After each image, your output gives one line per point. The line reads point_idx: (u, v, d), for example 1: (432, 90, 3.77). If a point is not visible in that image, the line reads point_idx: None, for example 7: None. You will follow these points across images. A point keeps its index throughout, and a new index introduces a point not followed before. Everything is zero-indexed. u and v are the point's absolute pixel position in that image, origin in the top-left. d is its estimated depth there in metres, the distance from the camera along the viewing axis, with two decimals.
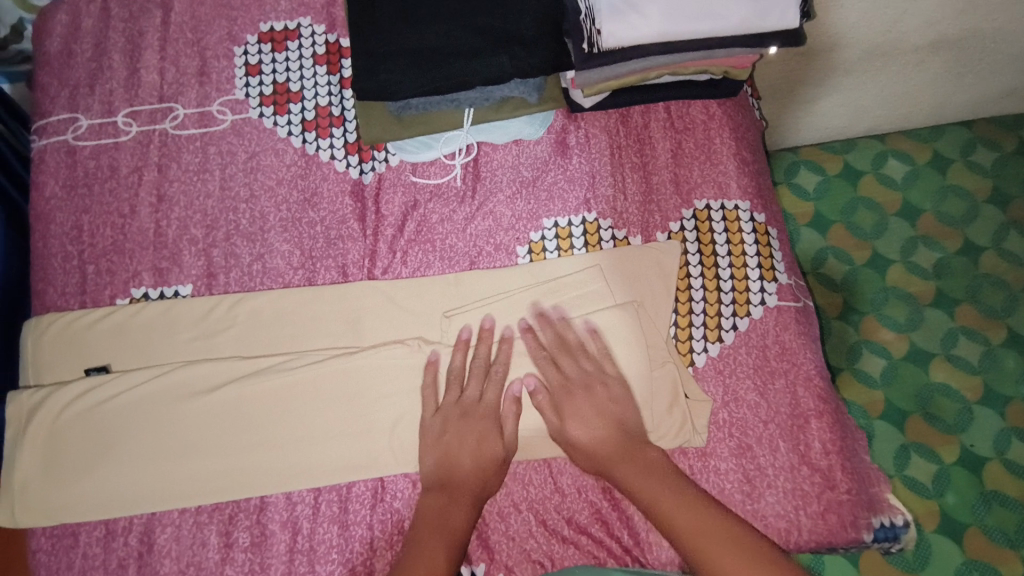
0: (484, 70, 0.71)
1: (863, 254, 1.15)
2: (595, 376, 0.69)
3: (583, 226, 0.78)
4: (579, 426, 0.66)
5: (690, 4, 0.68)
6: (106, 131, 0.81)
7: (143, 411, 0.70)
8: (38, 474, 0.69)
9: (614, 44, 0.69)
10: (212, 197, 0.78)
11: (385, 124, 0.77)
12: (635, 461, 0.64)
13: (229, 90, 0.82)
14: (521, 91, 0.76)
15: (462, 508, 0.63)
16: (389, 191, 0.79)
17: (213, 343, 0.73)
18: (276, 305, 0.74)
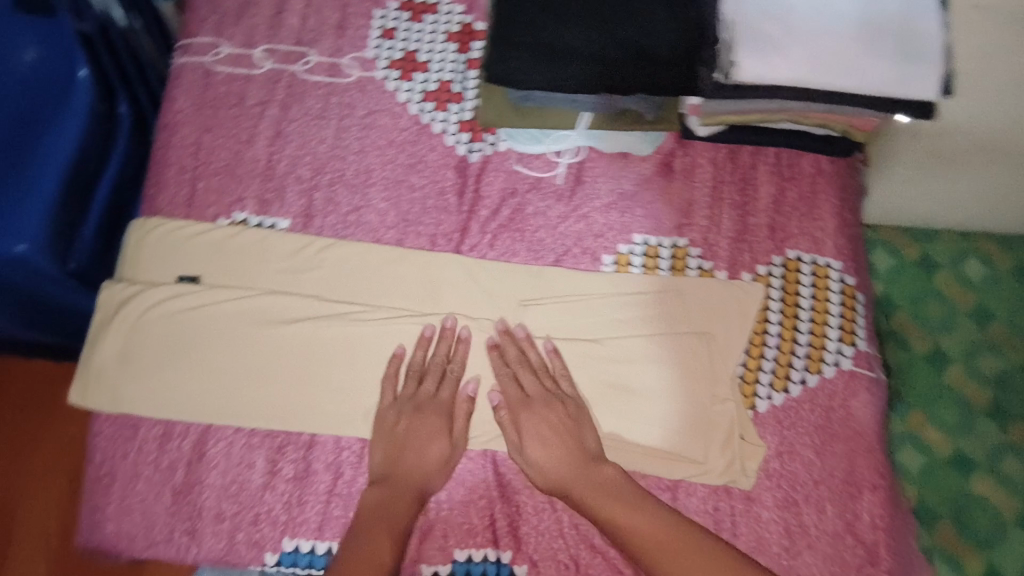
0: (615, 82, 0.71)
1: (922, 347, 1.02)
2: (553, 396, 0.70)
3: (672, 250, 0.79)
4: (541, 453, 0.68)
5: (832, 57, 0.68)
6: (242, 62, 0.83)
7: (216, 330, 0.73)
8: (114, 363, 0.72)
9: (749, 78, 0.69)
10: (325, 143, 0.81)
11: (502, 109, 0.77)
12: (591, 488, 0.65)
13: (362, 48, 0.84)
14: (641, 105, 0.74)
15: (404, 501, 0.65)
16: (492, 174, 0.80)
17: (298, 279, 0.76)
18: (364, 261, 0.77)
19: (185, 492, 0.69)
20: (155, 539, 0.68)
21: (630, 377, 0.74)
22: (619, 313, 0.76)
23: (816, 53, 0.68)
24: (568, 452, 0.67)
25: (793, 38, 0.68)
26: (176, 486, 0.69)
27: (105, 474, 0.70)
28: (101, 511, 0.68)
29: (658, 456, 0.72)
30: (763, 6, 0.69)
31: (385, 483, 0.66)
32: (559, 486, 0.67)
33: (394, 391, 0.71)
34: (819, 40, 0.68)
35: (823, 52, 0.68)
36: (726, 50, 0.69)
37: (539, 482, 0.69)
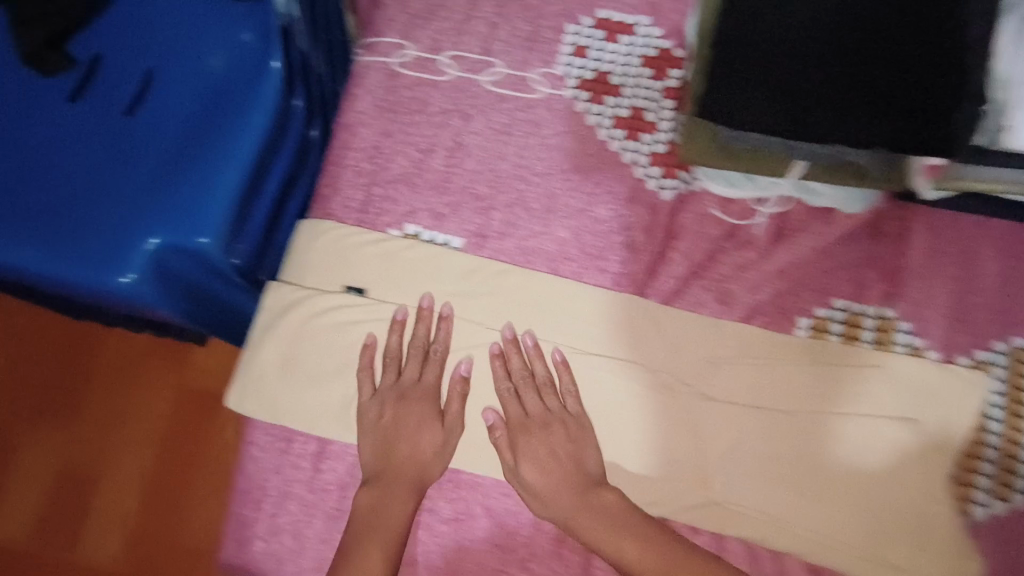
0: (850, 138, 0.65)
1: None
2: (553, 417, 0.67)
3: (878, 321, 0.71)
4: (526, 474, 0.65)
5: None
6: (428, 67, 0.80)
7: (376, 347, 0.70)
8: (277, 370, 0.69)
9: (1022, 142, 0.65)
10: (508, 161, 0.77)
11: (709, 149, 0.72)
12: (589, 515, 0.62)
13: (553, 64, 0.80)
14: (866, 159, 0.68)
15: (398, 503, 0.63)
16: (688, 214, 0.75)
17: (470, 304, 0.72)
18: (538, 293, 0.72)
19: (339, 517, 0.66)
20: (303, 566, 0.65)
21: (607, 396, 0.69)
22: (822, 386, 0.69)
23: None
24: (568, 475, 0.64)
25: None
26: (330, 510, 0.66)
27: (257, 488, 0.68)
28: (252, 528, 0.66)
29: (645, 487, 0.67)
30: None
31: (398, 486, 0.64)
32: (558, 512, 0.63)
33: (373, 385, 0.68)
34: None
35: None
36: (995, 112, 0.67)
37: (539, 512, 0.65)
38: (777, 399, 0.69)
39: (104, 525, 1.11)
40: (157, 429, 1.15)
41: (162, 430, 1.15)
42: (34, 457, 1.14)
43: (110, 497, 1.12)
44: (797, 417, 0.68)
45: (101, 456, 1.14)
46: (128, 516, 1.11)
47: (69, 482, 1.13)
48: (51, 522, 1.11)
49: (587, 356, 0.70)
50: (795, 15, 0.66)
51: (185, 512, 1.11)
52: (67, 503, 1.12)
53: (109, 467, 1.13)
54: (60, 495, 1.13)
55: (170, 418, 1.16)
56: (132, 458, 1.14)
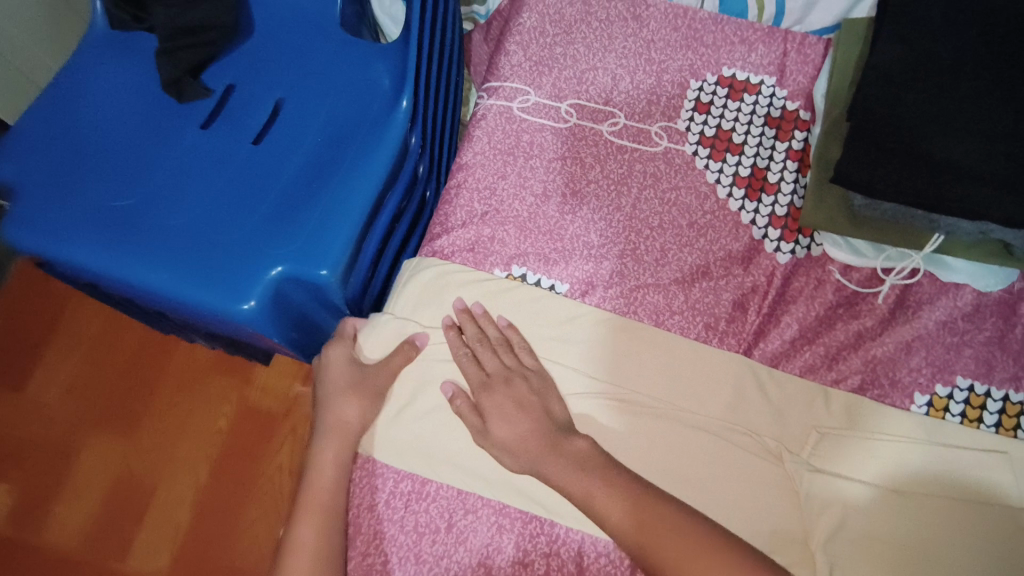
0: (1007, 209, 0.63)
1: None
2: (516, 372, 0.68)
3: (1002, 403, 0.69)
4: (496, 436, 0.65)
5: None
6: (549, 114, 0.82)
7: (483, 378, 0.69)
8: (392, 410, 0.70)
9: None
10: (622, 211, 0.77)
11: (838, 213, 0.73)
12: (556, 465, 0.62)
13: (674, 118, 0.82)
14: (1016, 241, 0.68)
15: (326, 462, 0.66)
16: (801, 278, 0.74)
17: (571, 348, 0.71)
18: (646, 345, 0.71)
19: (432, 563, 0.65)
20: None
21: (634, 389, 0.69)
22: (948, 473, 0.65)
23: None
24: (517, 414, 0.65)
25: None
26: (423, 554, 0.65)
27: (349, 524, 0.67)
28: None
29: (632, 454, 0.66)
30: None
31: (327, 446, 0.67)
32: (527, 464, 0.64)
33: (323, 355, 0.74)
34: None
35: None
36: None
37: (510, 464, 0.65)
38: (888, 474, 0.66)
39: (153, 536, 1.11)
40: (215, 443, 1.17)
41: (219, 445, 1.17)
42: (92, 461, 1.16)
43: (163, 509, 1.13)
44: (920, 498, 0.64)
45: (158, 466, 1.15)
46: (178, 528, 1.11)
47: (124, 490, 1.14)
48: (99, 530, 1.12)
49: (701, 417, 0.68)
50: (938, 80, 0.67)
51: (235, 528, 1.11)
52: (121, 512, 1.13)
53: (164, 478, 1.15)
54: (114, 502, 1.14)
55: (227, 433, 1.17)
56: (189, 470, 1.15)
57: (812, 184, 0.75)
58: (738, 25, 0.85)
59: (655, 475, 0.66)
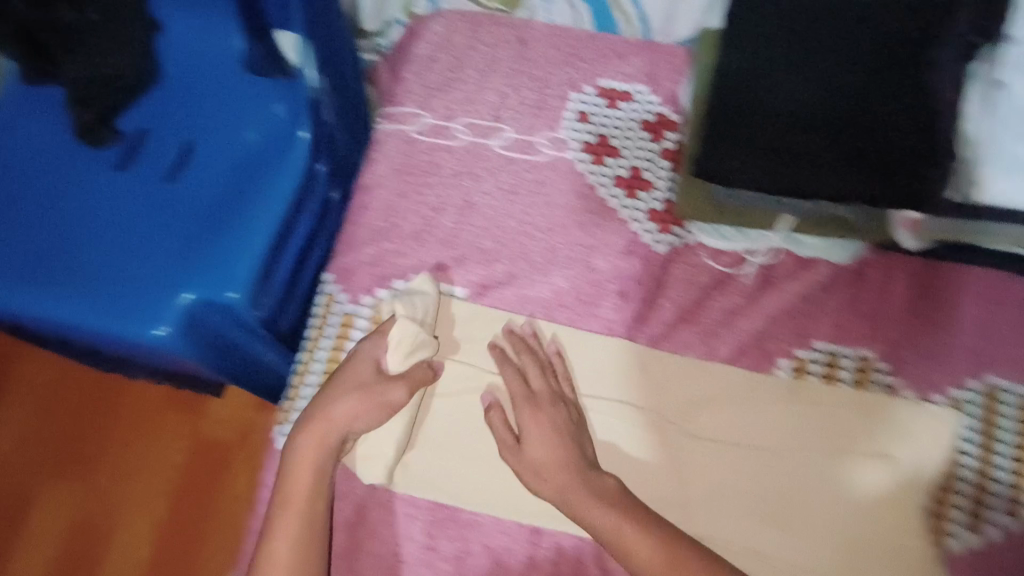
0: (841, 193, 0.72)
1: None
2: (563, 399, 0.74)
3: (856, 362, 0.77)
4: (532, 466, 0.71)
5: None
6: (442, 134, 0.88)
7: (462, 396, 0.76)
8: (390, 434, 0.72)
9: (1004, 202, 0.68)
10: (514, 218, 0.84)
11: (705, 204, 0.80)
12: (580, 498, 0.68)
13: (557, 129, 0.89)
14: (853, 214, 0.75)
15: (306, 470, 0.69)
16: (679, 266, 0.81)
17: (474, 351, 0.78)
18: (538, 340, 0.78)
19: (345, 557, 0.72)
20: None
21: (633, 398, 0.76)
22: (805, 425, 0.75)
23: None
24: (555, 452, 0.70)
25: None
26: (336, 549, 0.72)
27: None
28: None
29: (661, 483, 0.74)
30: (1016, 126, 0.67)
31: (305, 444, 0.69)
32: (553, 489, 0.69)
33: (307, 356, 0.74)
34: None
35: None
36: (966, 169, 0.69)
37: (545, 493, 0.70)
38: (761, 438, 0.74)
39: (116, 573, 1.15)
40: (171, 479, 1.19)
41: (174, 480, 1.19)
42: (51, 505, 1.19)
43: (123, 547, 1.16)
44: (783, 452, 0.74)
45: (116, 506, 1.18)
46: (139, 564, 1.15)
47: (84, 532, 1.17)
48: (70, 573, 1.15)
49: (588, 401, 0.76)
50: (775, 83, 0.75)
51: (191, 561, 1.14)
52: (83, 552, 1.16)
53: (123, 516, 1.17)
54: (75, 544, 1.16)
55: (183, 469, 1.19)
56: (146, 509, 1.17)
57: (680, 182, 0.82)
58: (612, 40, 0.93)
59: (653, 488, 0.74)
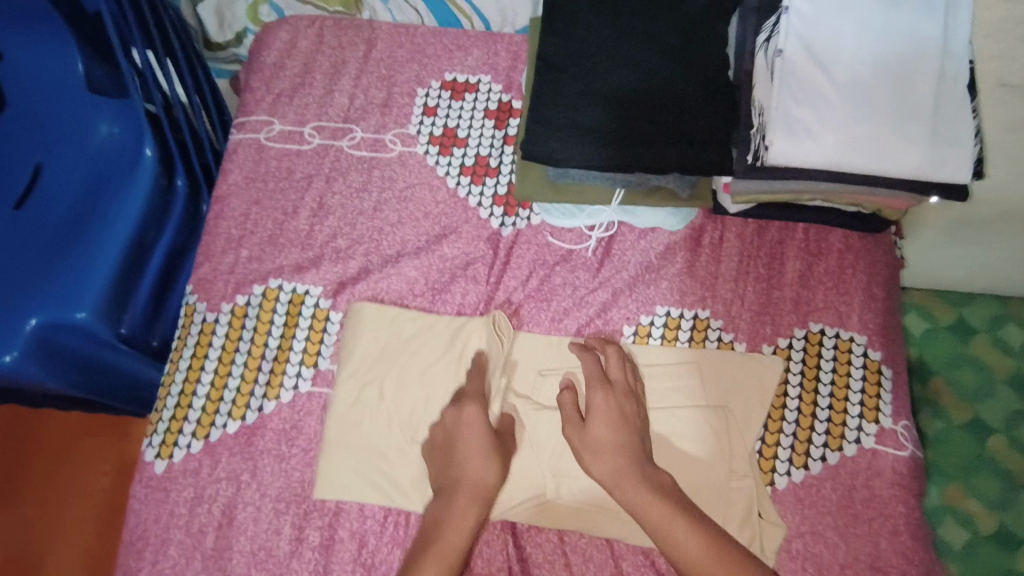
0: (653, 161, 0.75)
1: (961, 415, 1.02)
2: (631, 388, 0.75)
3: (693, 321, 0.81)
4: (596, 462, 0.69)
5: (871, 136, 0.69)
6: (293, 138, 0.91)
7: (413, 392, 0.78)
8: (371, 429, 0.77)
9: (784, 161, 0.71)
10: (365, 214, 0.87)
11: (541, 184, 0.84)
12: (632, 482, 0.67)
13: (405, 125, 0.91)
14: (675, 184, 0.80)
15: (463, 518, 0.67)
16: (523, 246, 0.85)
17: (367, 350, 0.79)
18: (409, 330, 0.81)
19: (215, 557, 0.74)
20: None
21: (673, 383, 0.78)
22: (650, 387, 0.78)
23: (852, 137, 0.69)
24: (625, 433, 0.70)
25: (828, 123, 0.69)
26: (206, 551, 0.74)
27: (139, 538, 0.75)
28: None
29: (693, 466, 0.74)
30: (795, 92, 0.71)
31: (461, 507, 0.68)
32: (607, 472, 0.68)
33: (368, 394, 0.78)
34: (858, 125, 0.69)
35: (857, 139, 0.69)
36: (759, 136, 0.73)
37: (602, 476, 0.69)
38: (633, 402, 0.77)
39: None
40: (100, 503, 1.16)
41: (104, 504, 1.15)
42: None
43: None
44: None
45: (43, 537, 1.13)
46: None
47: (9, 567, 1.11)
48: None
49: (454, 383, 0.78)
50: (585, 64, 0.79)
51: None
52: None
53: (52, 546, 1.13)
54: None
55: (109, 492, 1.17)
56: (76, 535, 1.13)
57: (517, 167, 0.85)
58: (454, 35, 0.96)
59: (693, 490, 0.73)
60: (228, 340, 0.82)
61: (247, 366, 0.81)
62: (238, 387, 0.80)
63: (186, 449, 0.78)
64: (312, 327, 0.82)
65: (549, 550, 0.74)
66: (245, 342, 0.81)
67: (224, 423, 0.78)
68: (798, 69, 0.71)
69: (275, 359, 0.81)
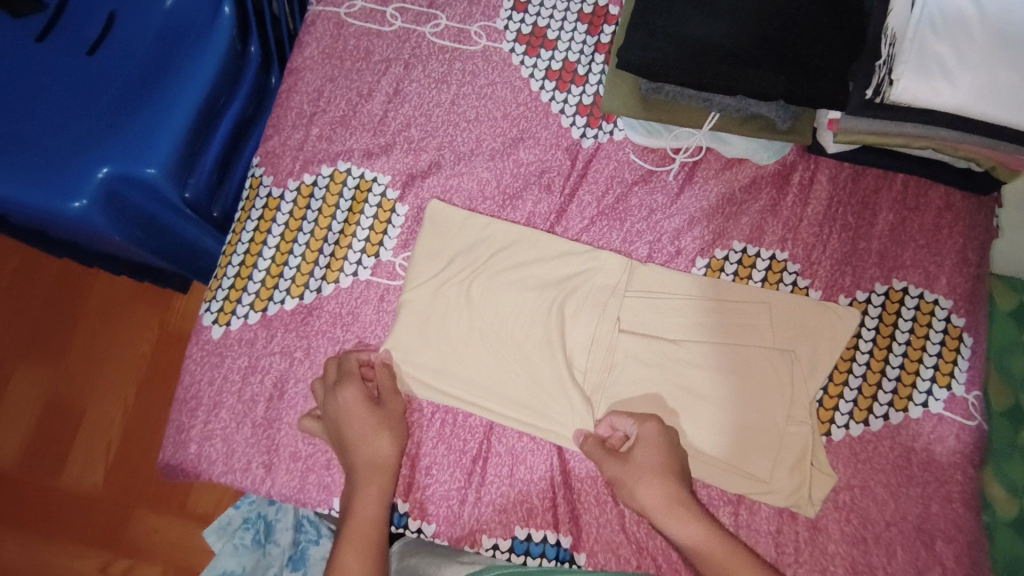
0: (756, 83, 0.70)
1: (1000, 400, 0.72)
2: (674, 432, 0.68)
3: (769, 262, 0.77)
4: (647, 487, 0.63)
5: (1013, 82, 0.63)
6: (374, 17, 0.86)
7: (502, 304, 0.76)
8: (445, 327, 0.76)
9: (908, 99, 0.65)
10: (441, 106, 0.83)
11: (630, 98, 0.79)
12: (684, 511, 0.61)
13: (493, 17, 0.86)
14: (776, 114, 0.75)
15: (369, 498, 0.65)
16: (602, 161, 0.81)
17: (462, 244, 0.78)
18: (491, 232, 0.78)
19: (265, 425, 0.75)
20: (231, 467, 0.74)
21: (734, 314, 0.75)
22: (715, 320, 0.75)
23: (989, 81, 0.63)
24: (671, 459, 0.65)
25: (965, 62, 0.64)
26: (257, 418, 0.75)
27: (192, 397, 0.76)
28: (187, 432, 0.75)
29: (719, 399, 0.73)
30: (937, 23, 0.64)
31: (365, 486, 0.66)
32: (652, 499, 0.62)
33: (442, 286, 0.76)
34: (1000, 67, 0.63)
35: (996, 84, 0.63)
36: (884, 67, 0.66)
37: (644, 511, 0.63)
38: (686, 328, 0.75)
39: (85, 457, 1.12)
40: (138, 367, 1.16)
41: (143, 368, 1.16)
42: (20, 390, 1.15)
43: (94, 431, 1.13)
44: (723, 345, 0.74)
45: (84, 391, 1.15)
46: (109, 448, 1.13)
47: (53, 416, 1.14)
48: (34, 465, 1.12)
49: (528, 295, 0.76)
50: None
51: (156, 447, 1.12)
52: (53, 438, 1.13)
53: (95, 400, 1.15)
54: (45, 427, 1.14)
55: (149, 358, 1.16)
56: (112, 395, 1.15)
57: (608, 76, 0.81)
58: None
59: (737, 430, 0.72)
60: (291, 219, 0.80)
61: (309, 247, 0.79)
62: (298, 266, 0.79)
63: (243, 319, 0.78)
64: (377, 217, 0.80)
65: (591, 466, 0.74)
66: (309, 223, 0.80)
67: (281, 299, 0.78)
68: None
69: (336, 243, 0.79)
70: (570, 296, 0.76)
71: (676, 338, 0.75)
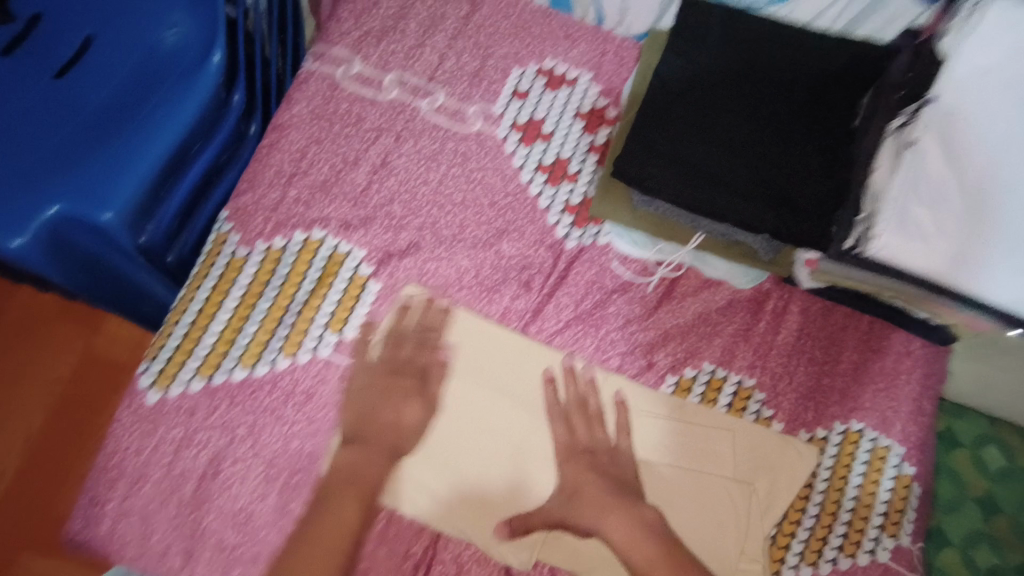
0: (743, 215, 0.71)
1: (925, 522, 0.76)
2: (599, 446, 0.73)
3: (737, 387, 0.77)
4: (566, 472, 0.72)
5: (978, 257, 0.64)
6: (371, 84, 0.84)
7: (469, 401, 0.73)
8: (405, 421, 0.72)
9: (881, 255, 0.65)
10: (428, 185, 0.81)
11: (620, 207, 0.79)
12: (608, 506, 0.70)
13: (492, 102, 0.85)
14: (760, 246, 0.76)
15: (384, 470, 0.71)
16: (584, 264, 0.80)
17: (439, 334, 0.75)
18: (467, 329, 0.76)
19: (191, 507, 0.69)
20: (146, 551, 0.68)
21: (702, 439, 0.74)
22: (686, 442, 0.74)
23: (958, 253, 0.64)
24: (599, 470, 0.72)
25: (938, 229, 0.65)
26: (183, 498, 0.69)
27: (112, 467, 0.69)
28: (100, 506, 0.68)
29: (678, 525, 0.71)
30: (915, 187, 0.65)
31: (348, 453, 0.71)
32: (576, 513, 0.70)
33: (410, 374, 0.74)
34: (967, 241, 0.64)
35: (963, 255, 0.64)
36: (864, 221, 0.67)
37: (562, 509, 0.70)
38: (657, 442, 0.74)
39: None
40: (53, 392, 1.03)
41: (57, 394, 1.03)
42: None
43: None
44: (684, 470, 0.73)
45: None
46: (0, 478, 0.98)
47: None
48: None
49: (496, 395, 0.74)
50: (703, 98, 0.75)
51: (60, 492, 0.98)
52: None
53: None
54: None
55: (67, 381, 1.04)
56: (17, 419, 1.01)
57: (600, 180, 0.81)
58: (563, 21, 0.91)
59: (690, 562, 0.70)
60: (254, 282, 0.75)
61: (269, 314, 0.74)
62: (255, 333, 0.74)
63: (184, 385, 0.72)
64: (346, 292, 0.76)
65: None
66: (272, 288, 0.75)
67: (230, 368, 0.73)
68: (925, 163, 0.66)
69: (298, 314, 0.75)
70: (556, 409, 0.74)
71: (645, 452, 0.73)
